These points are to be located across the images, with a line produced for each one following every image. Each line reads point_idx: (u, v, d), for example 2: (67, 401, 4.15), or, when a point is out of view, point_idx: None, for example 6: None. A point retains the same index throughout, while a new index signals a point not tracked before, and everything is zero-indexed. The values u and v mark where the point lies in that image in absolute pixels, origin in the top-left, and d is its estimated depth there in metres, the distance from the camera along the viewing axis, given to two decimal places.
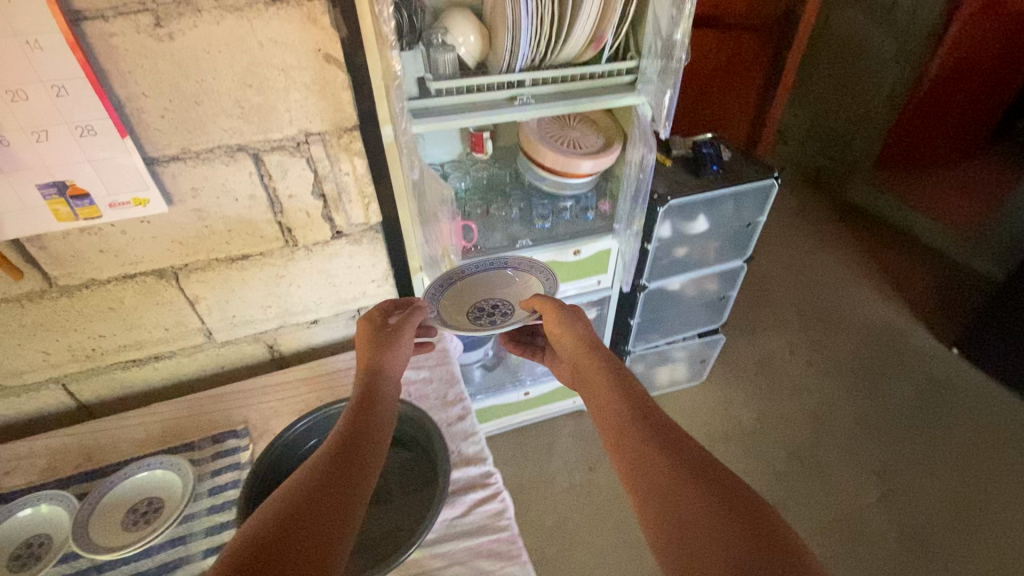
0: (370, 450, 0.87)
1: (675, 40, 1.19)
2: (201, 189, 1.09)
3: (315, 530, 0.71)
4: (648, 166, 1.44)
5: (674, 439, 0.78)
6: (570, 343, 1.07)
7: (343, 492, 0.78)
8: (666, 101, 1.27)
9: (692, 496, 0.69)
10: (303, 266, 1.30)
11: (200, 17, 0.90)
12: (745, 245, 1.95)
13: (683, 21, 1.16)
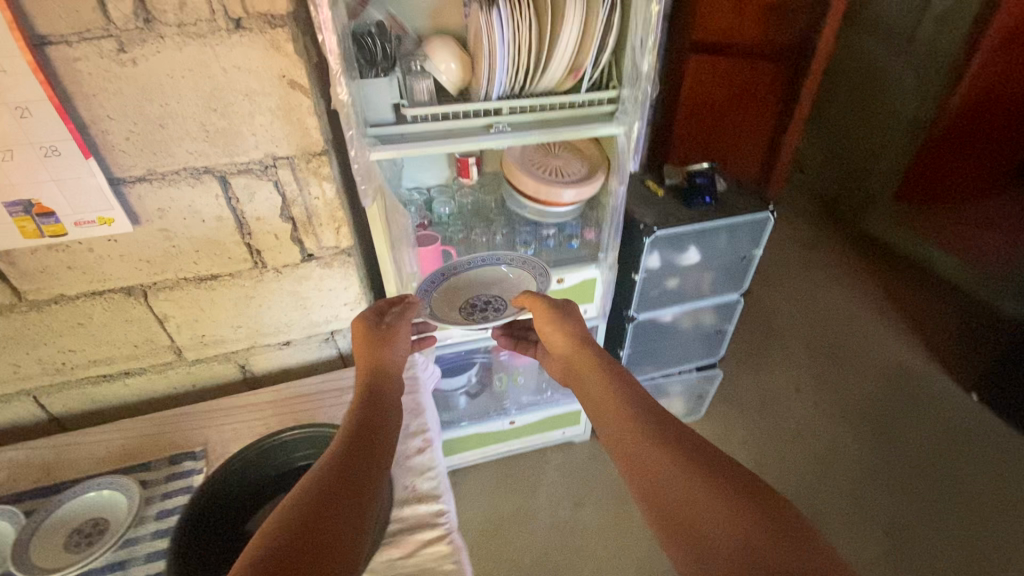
0: (376, 445, 0.92)
1: (641, 73, 1.21)
2: (167, 209, 1.10)
3: (336, 526, 0.76)
4: (623, 195, 1.44)
5: (669, 428, 0.81)
6: (562, 341, 1.10)
7: (356, 487, 0.82)
8: (634, 132, 1.29)
9: (696, 481, 0.72)
10: (273, 288, 1.30)
11: (163, 43, 0.92)
12: (743, 278, 1.86)
13: (649, 57, 1.19)
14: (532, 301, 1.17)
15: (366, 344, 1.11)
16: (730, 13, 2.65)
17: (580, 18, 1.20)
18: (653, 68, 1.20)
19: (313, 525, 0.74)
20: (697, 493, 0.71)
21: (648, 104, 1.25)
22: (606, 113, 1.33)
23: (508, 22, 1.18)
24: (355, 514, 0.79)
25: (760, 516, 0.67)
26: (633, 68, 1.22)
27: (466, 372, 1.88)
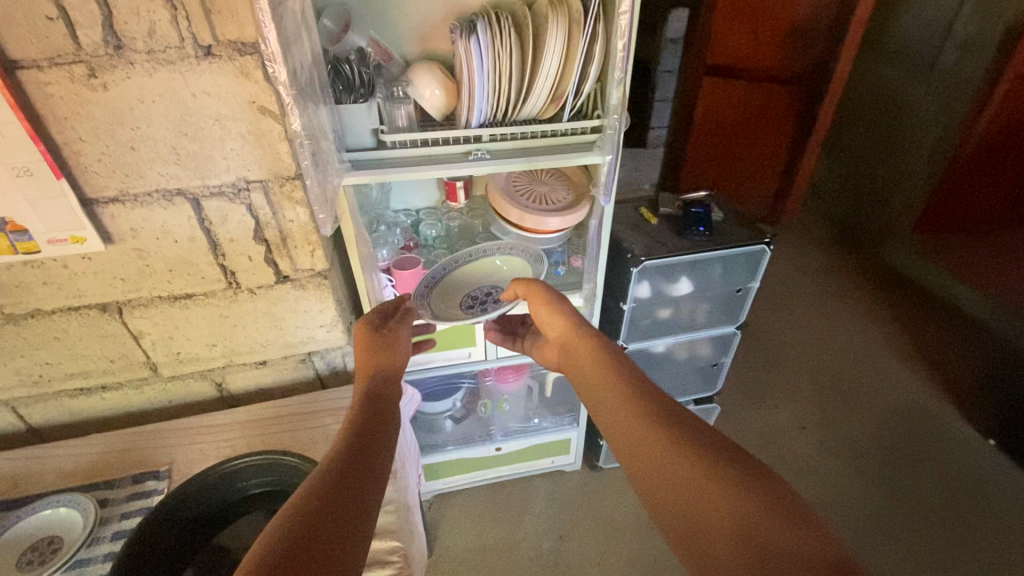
0: (380, 448, 0.91)
1: (613, 105, 1.19)
2: (140, 230, 1.11)
3: (346, 520, 0.74)
4: (604, 226, 1.40)
5: (668, 419, 0.86)
6: (559, 327, 1.17)
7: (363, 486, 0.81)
8: (606, 168, 1.27)
9: (693, 466, 0.77)
10: (247, 308, 1.29)
11: (133, 69, 0.93)
12: (740, 311, 1.78)
13: (620, 91, 1.16)
14: (530, 289, 1.23)
15: (369, 349, 1.12)
16: (745, 37, 2.64)
17: (561, 48, 1.19)
18: (625, 102, 1.17)
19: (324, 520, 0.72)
20: (694, 479, 0.75)
21: (617, 137, 1.22)
22: (589, 142, 1.30)
23: (488, 50, 1.18)
24: (362, 510, 0.78)
25: (756, 493, 0.71)
26: (609, 101, 1.20)
27: (451, 396, 1.84)
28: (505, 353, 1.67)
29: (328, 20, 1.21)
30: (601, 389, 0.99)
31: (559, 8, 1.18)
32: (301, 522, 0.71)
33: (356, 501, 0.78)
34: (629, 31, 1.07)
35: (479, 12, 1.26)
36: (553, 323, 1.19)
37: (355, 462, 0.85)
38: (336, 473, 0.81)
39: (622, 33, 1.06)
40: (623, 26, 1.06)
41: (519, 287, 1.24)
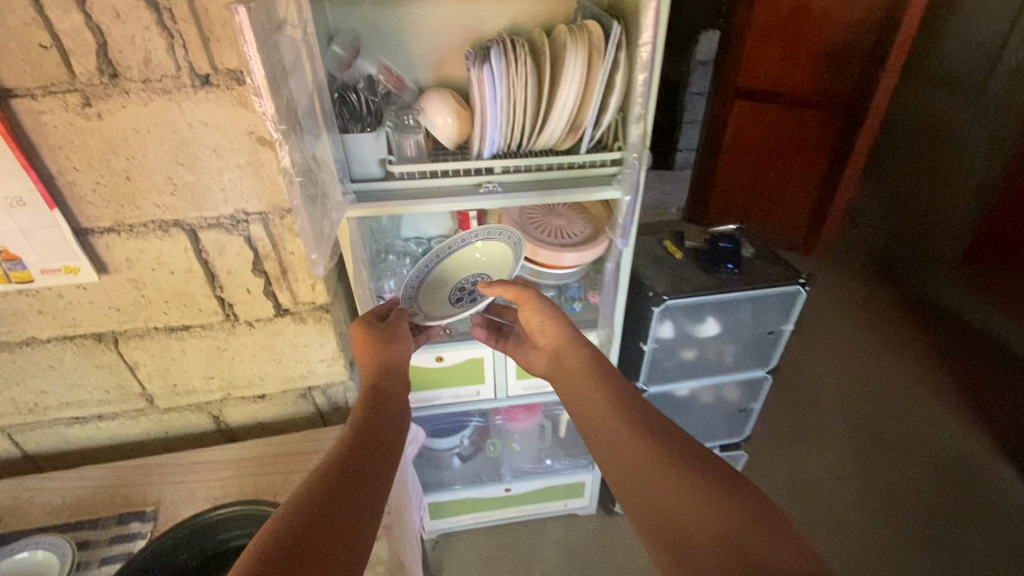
0: (380, 455, 0.87)
1: (632, 144, 1.10)
2: (135, 260, 1.07)
3: (336, 536, 0.72)
4: (626, 267, 1.30)
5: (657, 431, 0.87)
6: (551, 335, 1.14)
7: (360, 496, 0.78)
8: (627, 206, 1.19)
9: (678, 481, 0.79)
10: (245, 342, 1.24)
11: (128, 99, 0.89)
12: (772, 355, 1.64)
13: (641, 130, 1.07)
14: (521, 295, 1.16)
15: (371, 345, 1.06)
16: (778, 61, 2.52)
17: (579, 78, 1.11)
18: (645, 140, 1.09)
19: (311, 536, 0.70)
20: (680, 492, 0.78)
21: (636, 178, 1.13)
22: (607, 177, 1.22)
23: (503, 79, 1.11)
24: (355, 525, 0.74)
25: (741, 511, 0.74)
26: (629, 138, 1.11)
27: (459, 433, 1.74)
28: (516, 391, 1.58)
29: (338, 47, 1.18)
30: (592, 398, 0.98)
31: (579, 35, 1.11)
32: (288, 537, 0.69)
33: (350, 515, 0.75)
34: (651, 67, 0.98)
35: (496, 38, 1.21)
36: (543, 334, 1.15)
37: (353, 472, 0.81)
38: (332, 482, 0.78)
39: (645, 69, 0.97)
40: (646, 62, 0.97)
41: (504, 290, 1.16)
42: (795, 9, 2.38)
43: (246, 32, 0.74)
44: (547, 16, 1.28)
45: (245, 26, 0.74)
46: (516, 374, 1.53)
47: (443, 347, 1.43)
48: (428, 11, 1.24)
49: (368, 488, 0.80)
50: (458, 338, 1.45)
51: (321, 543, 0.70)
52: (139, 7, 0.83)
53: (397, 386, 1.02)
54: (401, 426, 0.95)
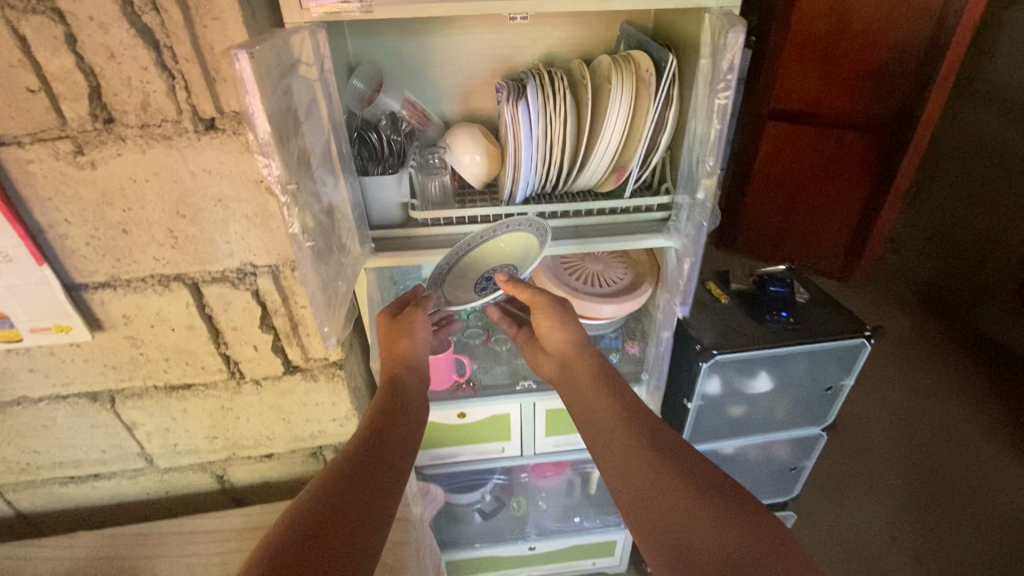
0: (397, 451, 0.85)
1: (698, 202, 0.94)
2: (133, 317, 0.97)
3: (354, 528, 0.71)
4: (672, 325, 1.16)
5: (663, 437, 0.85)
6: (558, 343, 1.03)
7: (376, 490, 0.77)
8: (686, 270, 1.03)
9: (673, 491, 0.76)
10: (252, 400, 1.13)
11: (124, 145, 0.80)
12: (828, 411, 1.49)
13: (706, 186, 0.92)
14: (531, 295, 1.04)
15: (386, 343, 1.00)
16: (813, 83, 2.14)
17: (625, 115, 0.99)
18: (715, 197, 0.92)
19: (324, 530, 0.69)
20: (673, 505, 0.74)
21: (701, 240, 0.97)
22: (656, 225, 1.08)
23: (539, 116, 1.00)
24: (373, 518, 0.73)
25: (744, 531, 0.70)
26: (689, 190, 0.96)
27: (480, 489, 1.60)
28: (545, 449, 1.43)
29: (358, 81, 1.07)
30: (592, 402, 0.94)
31: (624, 67, 0.98)
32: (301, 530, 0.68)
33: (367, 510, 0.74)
34: (725, 117, 0.83)
35: (531, 69, 1.10)
36: (548, 337, 1.04)
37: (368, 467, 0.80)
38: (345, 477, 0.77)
39: (719, 119, 0.83)
40: (720, 111, 0.83)
41: (515, 291, 1.03)
42: (834, 30, 2.01)
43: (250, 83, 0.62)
44: (586, 45, 1.17)
45: (247, 75, 0.62)
46: (545, 432, 1.38)
47: (466, 404, 1.29)
48: (455, 41, 1.14)
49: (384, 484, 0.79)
50: (483, 391, 1.31)
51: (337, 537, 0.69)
52: (136, 46, 0.73)
53: (415, 383, 1.00)
54: (415, 423, 0.94)
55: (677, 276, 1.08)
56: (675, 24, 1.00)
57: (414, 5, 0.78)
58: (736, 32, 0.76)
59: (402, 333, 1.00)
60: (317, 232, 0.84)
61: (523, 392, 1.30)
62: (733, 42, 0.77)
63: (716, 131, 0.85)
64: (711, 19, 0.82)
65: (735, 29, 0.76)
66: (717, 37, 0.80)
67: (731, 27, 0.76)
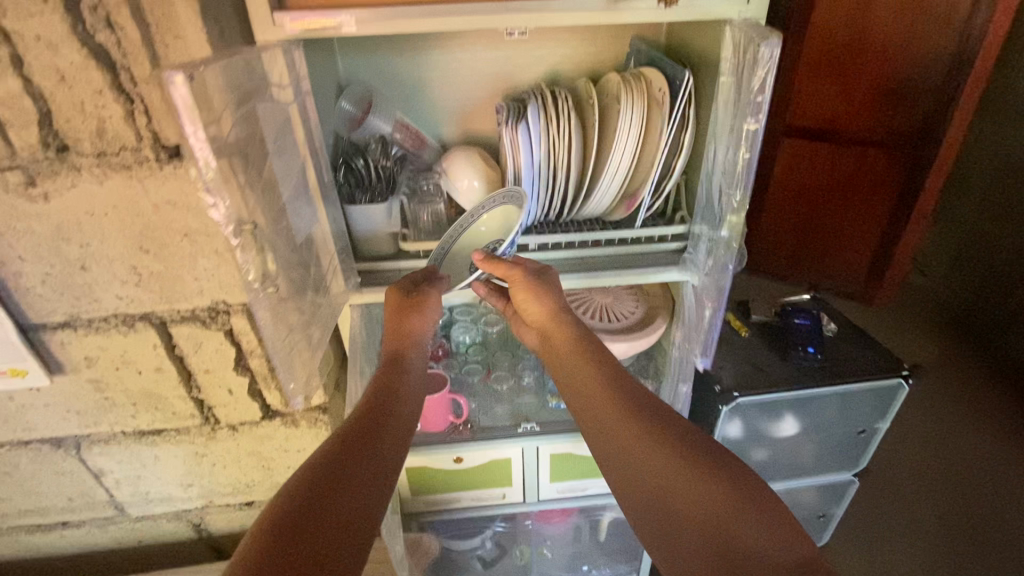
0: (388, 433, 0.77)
1: (721, 239, 0.84)
2: (96, 359, 0.89)
3: (338, 521, 0.63)
4: (692, 372, 1.06)
5: (669, 416, 0.76)
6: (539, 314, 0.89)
7: (359, 477, 0.69)
8: (706, 315, 0.93)
9: (682, 478, 0.68)
10: (228, 447, 1.04)
11: (80, 176, 0.72)
12: (861, 456, 1.36)
13: (732, 221, 0.81)
14: (504, 270, 0.88)
15: (392, 321, 0.87)
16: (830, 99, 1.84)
17: (636, 138, 0.90)
18: (741, 236, 0.82)
19: (302, 524, 0.61)
20: (683, 490, 0.67)
21: (725, 283, 0.87)
22: (670, 258, 0.97)
23: (540, 138, 0.91)
24: (358, 510, 0.66)
25: (770, 524, 0.62)
26: (710, 224, 0.86)
27: (478, 535, 1.48)
28: (549, 495, 1.31)
29: (347, 102, 1.00)
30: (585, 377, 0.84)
31: (635, 86, 0.89)
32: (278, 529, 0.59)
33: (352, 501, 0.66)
34: (754, 143, 0.73)
35: (533, 88, 1.01)
36: (526, 306, 0.90)
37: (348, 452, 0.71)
38: (327, 464, 0.69)
39: (747, 144, 0.73)
40: (750, 135, 0.73)
41: (492, 271, 0.88)
42: (851, 44, 1.72)
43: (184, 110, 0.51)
44: (591, 62, 1.09)
45: (178, 98, 0.51)
46: (550, 477, 1.26)
47: (462, 448, 1.18)
48: (451, 59, 1.06)
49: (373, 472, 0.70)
50: (481, 434, 1.20)
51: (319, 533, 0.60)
52: (89, 68, 0.66)
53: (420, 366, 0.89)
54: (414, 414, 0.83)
55: (699, 321, 0.96)
56: (690, 38, 0.91)
57: (399, 19, 0.71)
58: (768, 45, 0.66)
59: (415, 310, 0.85)
60: (293, 269, 0.75)
61: (524, 435, 1.19)
62: (765, 58, 0.66)
63: (745, 157, 0.75)
64: (735, 32, 0.73)
65: (768, 42, 0.66)
66: (745, 52, 0.70)
67: (762, 40, 0.66)
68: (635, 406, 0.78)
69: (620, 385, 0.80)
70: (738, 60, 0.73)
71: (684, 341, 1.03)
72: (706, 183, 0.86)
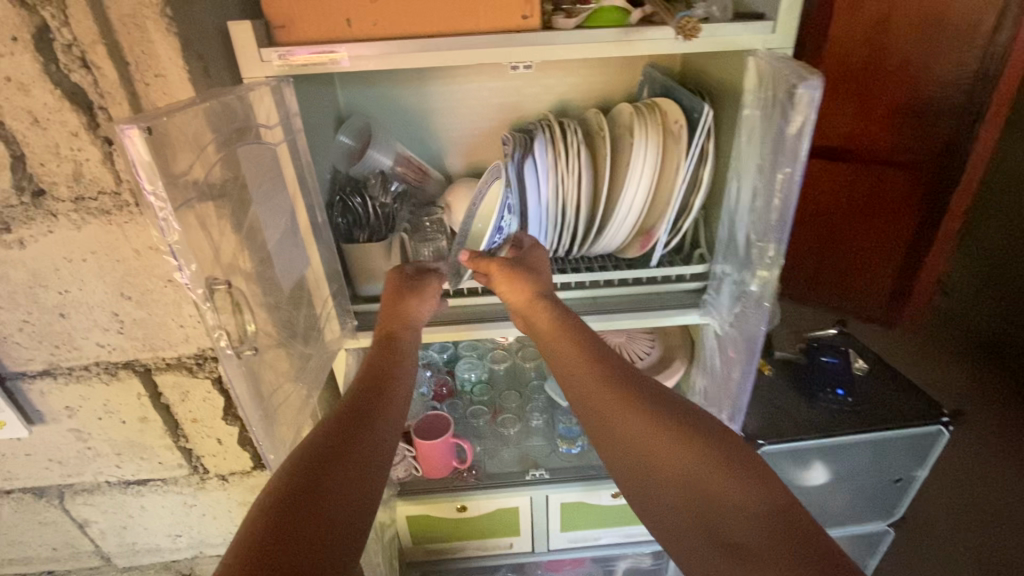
0: (390, 397, 0.70)
1: (752, 293, 0.74)
2: (78, 408, 0.84)
3: (341, 494, 0.57)
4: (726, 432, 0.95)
5: (647, 381, 0.72)
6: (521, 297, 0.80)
7: (361, 445, 0.63)
8: (736, 373, 0.84)
9: (679, 448, 0.65)
10: (218, 497, 0.98)
11: (56, 222, 0.68)
12: (897, 505, 1.26)
13: (761, 276, 0.71)
14: (484, 267, 0.82)
15: (387, 302, 0.81)
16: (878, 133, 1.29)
17: (650, 172, 0.83)
18: (773, 292, 0.73)
19: (305, 504, 0.55)
20: (671, 461, 0.65)
21: (757, 343, 0.77)
22: (688, 300, 0.90)
23: (548, 174, 0.85)
24: (361, 483, 0.60)
25: (753, 482, 0.61)
26: (739, 275, 0.76)
27: None
28: (561, 545, 1.22)
29: (346, 136, 0.95)
30: (560, 358, 0.76)
31: (648, 118, 0.83)
32: (275, 514, 0.53)
33: (354, 472, 0.60)
34: (791, 193, 0.64)
35: (541, 119, 0.96)
36: (507, 287, 0.80)
37: (347, 424, 0.65)
38: (323, 441, 0.62)
39: (780, 194, 0.64)
40: (785, 183, 0.63)
41: (479, 269, 0.82)
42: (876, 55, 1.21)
43: (141, 173, 0.46)
44: (601, 92, 1.03)
45: (133, 158, 0.46)
46: (561, 527, 1.18)
47: (467, 496, 1.11)
48: (456, 90, 1.01)
49: (374, 440, 0.64)
50: (486, 481, 1.13)
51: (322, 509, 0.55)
52: (64, 109, 0.62)
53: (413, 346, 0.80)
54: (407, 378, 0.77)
55: (729, 379, 0.86)
56: (710, 68, 0.84)
57: (396, 54, 0.66)
58: (805, 86, 0.57)
59: (417, 294, 0.81)
60: (281, 318, 0.70)
61: (533, 483, 1.12)
62: (802, 100, 0.57)
63: (777, 205, 0.65)
64: (769, 68, 0.64)
65: (805, 82, 0.57)
66: (780, 91, 0.62)
67: (798, 80, 0.57)
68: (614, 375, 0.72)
69: (604, 359, 0.74)
70: (772, 100, 0.64)
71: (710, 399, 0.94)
72: (732, 227, 0.78)
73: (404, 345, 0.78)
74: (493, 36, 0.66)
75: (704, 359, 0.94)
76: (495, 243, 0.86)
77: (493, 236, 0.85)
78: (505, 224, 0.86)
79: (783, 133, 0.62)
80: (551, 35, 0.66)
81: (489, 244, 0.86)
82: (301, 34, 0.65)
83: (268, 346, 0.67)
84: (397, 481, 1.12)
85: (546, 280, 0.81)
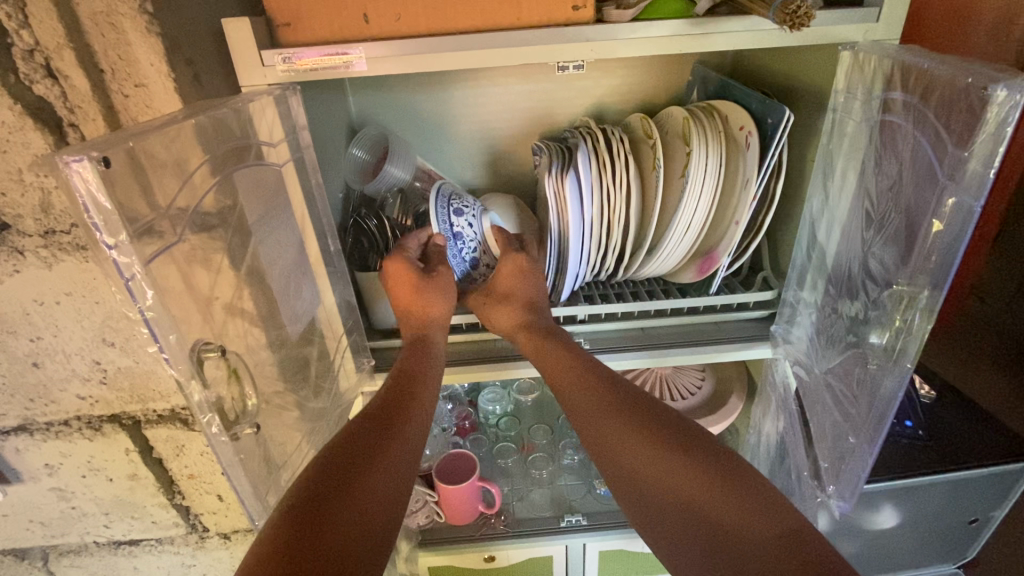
0: (412, 403, 0.61)
1: (874, 348, 0.58)
2: (58, 466, 0.73)
3: (358, 511, 0.48)
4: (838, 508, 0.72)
5: (635, 390, 0.63)
6: (510, 314, 0.71)
7: (370, 467, 0.52)
8: (852, 446, 0.65)
9: (671, 467, 0.54)
10: (219, 555, 0.87)
11: (23, 260, 0.57)
12: (970, 546, 1.10)
13: (891, 326, 0.56)
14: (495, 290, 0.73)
15: (403, 296, 0.69)
16: None
17: (713, 184, 0.71)
18: (919, 348, 0.54)
19: (321, 526, 0.45)
20: (660, 477, 0.54)
21: (888, 418, 0.58)
22: (754, 333, 0.78)
23: (592, 192, 0.72)
24: (384, 496, 0.51)
25: (754, 499, 0.50)
26: (861, 317, 0.61)
27: None
28: None
29: (359, 148, 0.85)
30: (553, 373, 0.67)
31: (709, 125, 0.72)
32: (271, 558, 0.42)
33: (362, 496, 0.49)
34: (964, 229, 0.47)
35: (578, 126, 0.85)
36: (493, 310, 0.72)
37: (363, 435, 0.55)
38: (337, 455, 0.52)
39: (944, 228, 0.47)
40: (955, 215, 0.47)
41: (489, 297, 0.73)
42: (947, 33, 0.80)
43: (97, 220, 0.35)
44: (643, 97, 0.93)
45: (85, 199, 0.34)
46: None
47: (495, 546, 0.97)
48: (478, 95, 0.90)
49: (389, 462, 0.53)
50: (513, 529, 1.00)
51: (321, 541, 0.44)
52: (26, 127, 0.51)
53: (444, 343, 0.70)
54: (436, 382, 0.65)
55: (843, 449, 0.67)
56: (782, 67, 0.73)
57: (424, 55, 0.55)
58: (1002, 87, 0.41)
59: (434, 287, 0.69)
60: (287, 371, 0.59)
61: (568, 531, 0.99)
62: (999, 106, 0.42)
63: (935, 239, 0.49)
64: (919, 70, 0.49)
65: (1000, 84, 0.41)
66: (946, 96, 0.46)
67: (987, 83, 0.42)
68: (599, 390, 0.63)
69: (596, 375, 0.65)
70: (926, 108, 0.49)
71: (812, 474, 0.76)
72: (841, 255, 0.64)
73: (426, 340, 0.68)
74: (538, 32, 0.55)
75: (788, 404, 0.80)
76: (464, 251, 0.76)
77: (455, 261, 0.76)
78: (465, 232, 0.75)
79: (948, 151, 0.47)
80: (607, 30, 0.55)
81: (459, 268, 0.77)
82: (310, 31, 0.54)
83: (273, 408, 0.56)
84: (416, 529, 1.00)
85: (531, 304, 0.71)
